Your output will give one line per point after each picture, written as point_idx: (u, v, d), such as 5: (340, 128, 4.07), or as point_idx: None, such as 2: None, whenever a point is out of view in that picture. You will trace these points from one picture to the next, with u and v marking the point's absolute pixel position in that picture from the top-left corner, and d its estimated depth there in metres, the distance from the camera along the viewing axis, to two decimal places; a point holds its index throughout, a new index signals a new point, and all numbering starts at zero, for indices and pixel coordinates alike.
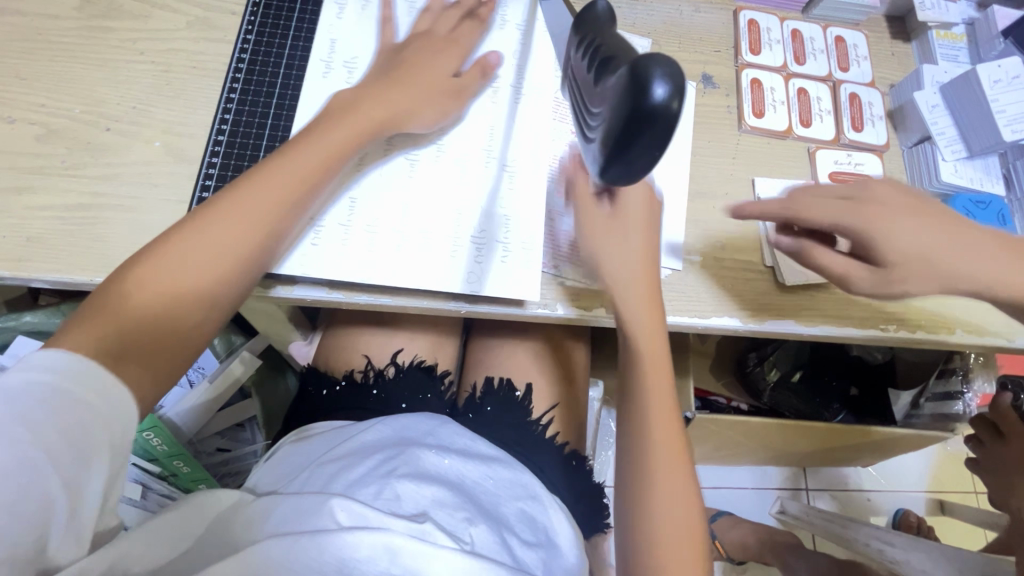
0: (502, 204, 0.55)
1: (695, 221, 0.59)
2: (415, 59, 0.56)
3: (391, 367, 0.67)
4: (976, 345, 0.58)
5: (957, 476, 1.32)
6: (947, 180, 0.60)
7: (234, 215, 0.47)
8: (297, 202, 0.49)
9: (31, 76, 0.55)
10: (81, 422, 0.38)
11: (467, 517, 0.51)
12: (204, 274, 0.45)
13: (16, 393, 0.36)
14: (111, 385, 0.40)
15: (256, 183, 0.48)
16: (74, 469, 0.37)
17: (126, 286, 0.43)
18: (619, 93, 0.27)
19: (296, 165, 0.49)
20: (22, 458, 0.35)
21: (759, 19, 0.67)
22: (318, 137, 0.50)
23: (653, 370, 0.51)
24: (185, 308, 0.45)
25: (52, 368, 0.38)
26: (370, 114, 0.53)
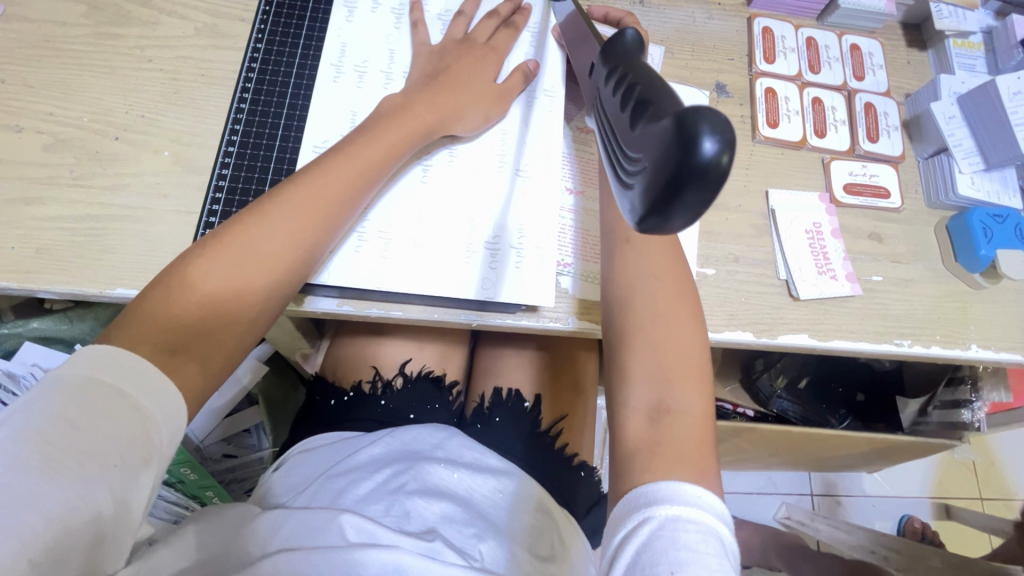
0: (516, 212, 0.54)
1: (707, 233, 0.58)
2: (454, 65, 0.55)
3: (399, 378, 0.67)
4: (992, 360, 0.57)
5: (962, 482, 1.31)
6: (965, 195, 0.59)
7: (287, 210, 0.45)
8: (352, 199, 0.48)
9: (38, 83, 0.54)
10: (130, 422, 0.35)
11: (476, 533, 0.51)
12: (264, 269, 0.44)
13: (66, 392, 0.35)
14: (167, 384, 0.38)
15: (316, 178, 0.47)
16: (122, 472, 0.35)
17: (184, 277, 0.42)
18: (659, 149, 0.20)
19: (350, 162, 0.48)
20: (66, 459, 0.33)
21: (773, 26, 0.66)
22: (373, 133, 0.50)
23: (684, 341, 0.47)
24: (242, 303, 0.44)
25: (101, 365, 0.36)
26: (420, 112, 0.52)
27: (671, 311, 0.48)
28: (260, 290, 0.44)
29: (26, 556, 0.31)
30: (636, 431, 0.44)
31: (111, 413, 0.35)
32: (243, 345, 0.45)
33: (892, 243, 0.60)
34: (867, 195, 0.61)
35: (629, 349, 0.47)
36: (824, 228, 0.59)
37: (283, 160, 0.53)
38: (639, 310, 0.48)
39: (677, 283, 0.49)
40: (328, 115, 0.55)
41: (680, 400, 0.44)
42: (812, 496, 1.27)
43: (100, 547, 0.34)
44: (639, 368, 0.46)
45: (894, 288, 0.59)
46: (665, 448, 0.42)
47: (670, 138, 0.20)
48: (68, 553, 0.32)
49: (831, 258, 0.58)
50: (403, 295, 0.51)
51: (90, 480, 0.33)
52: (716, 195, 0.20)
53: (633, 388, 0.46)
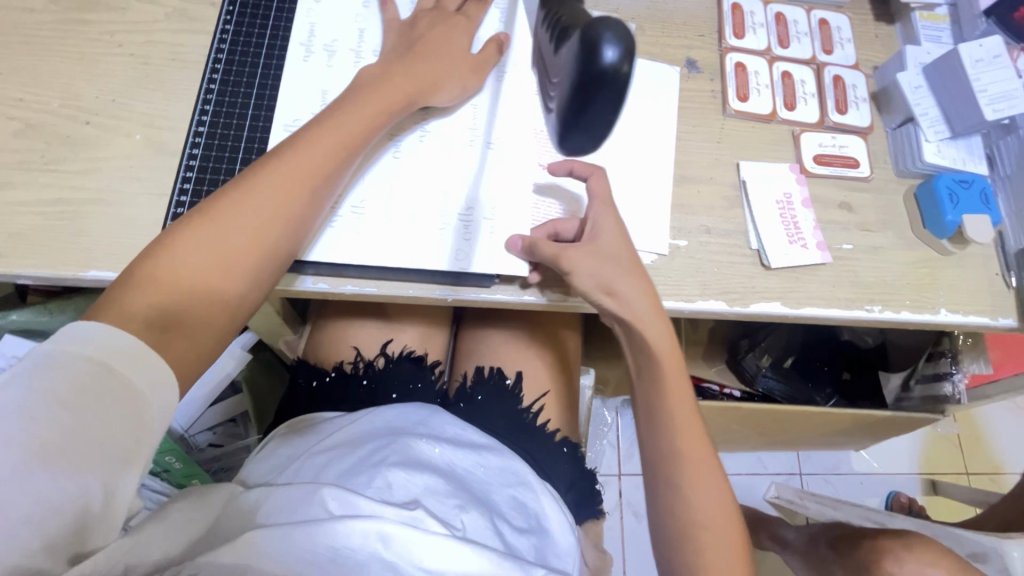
0: (488, 186, 0.54)
1: (679, 205, 0.59)
2: (426, 37, 0.55)
3: (380, 359, 0.67)
4: (961, 322, 0.58)
5: (948, 457, 1.33)
6: (930, 161, 0.61)
7: (271, 183, 0.46)
8: (334, 173, 0.48)
9: (7, 70, 0.54)
10: (119, 399, 0.36)
11: (459, 503, 0.51)
12: (249, 245, 0.44)
13: (53, 371, 0.35)
14: (154, 358, 0.38)
15: (300, 150, 0.47)
16: (111, 449, 0.35)
17: (169, 254, 0.42)
18: (569, 65, 0.27)
19: (331, 132, 0.48)
20: (55, 437, 0.33)
21: (742, 2, 0.67)
22: (352, 107, 0.50)
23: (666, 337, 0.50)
24: (229, 278, 0.44)
25: (87, 342, 0.36)
26: (399, 82, 0.52)
27: (683, 388, 0.51)
28: (250, 263, 0.44)
29: (15, 532, 0.31)
30: (699, 505, 0.49)
31: (93, 387, 0.35)
32: (234, 323, 0.45)
33: (862, 212, 0.61)
34: (836, 165, 0.62)
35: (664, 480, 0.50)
36: (794, 199, 0.60)
37: (255, 139, 0.54)
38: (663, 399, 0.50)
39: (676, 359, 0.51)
40: (298, 92, 0.55)
41: (705, 476, 0.49)
42: (801, 475, 1.29)
43: (92, 523, 0.34)
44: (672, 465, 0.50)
45: (864, 255, 0.60)
46: (703, 527, 0.49)
47: (579, 52, 0.26)
48: (61, 529, 0.33)
49: (802, 227, 0.59)
50: (380, 268, 0.51)
51: (79, 458, 0.34)
52: (620, 95, 0.27)
53: (681, 487, 0.49)
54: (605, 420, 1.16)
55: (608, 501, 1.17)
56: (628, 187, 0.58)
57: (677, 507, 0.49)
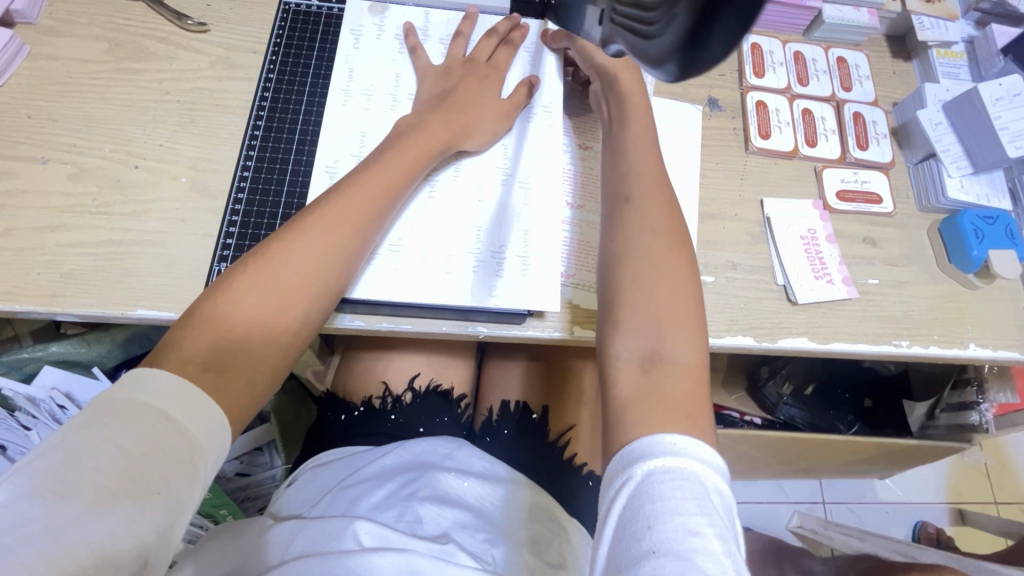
0: (520, 224, 0.56)
1: (705, 242, 0.60)
2: (461, 86, 0.58)
3: (408, 394, 0.68)
4: (991, 357, 0.58)
5: (975, 485, 1.30)
6: (954, 198, 0.61)
7: (320, 226, 0.48)
8: (378, 216, 0.51)
9: (63, 117, 0.57)
10: (177, 443, 0.37)
11: (488, 538, 0.52)
12: (299, 286, 0.47)
13: (119, 416, 0.36)
14: (208, 404, 0.40)
15: (347, 195, 0.50)
16: (167, 496, 0.36)
17: (226, 299, 0.45)
18: None
19: (377, 176, 0.51)
20: (116, 481, 0.34)
21: (761, 42, 0.69)
22: (395, 154, 0.53)
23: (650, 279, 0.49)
24: (282, 318, 0.46)
25: (150, 390, 0.38)
26: (438, 128, 0.55)
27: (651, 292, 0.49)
28: (301, 305, 0.47)
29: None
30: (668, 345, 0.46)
31: (152, 433, 0.36)
32: (282, 364, 0.47)
33: (887, 247, 0.62)
34: (859, 201, 0.63)
35: (629, 279, 0.49)
36: (819, 235, 0.61)
37: (296, 182, 0.56)
38: (642, 268, 0.49)
39: (669, 230, 0.51)
40: (338, 136, 0.57)
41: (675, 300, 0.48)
42: (824, 504, 1.27)
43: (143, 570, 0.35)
44: (632, 267, 0.49)
45: (890, 290, 0.60)
46: (662, 377, 0.45)
47: None
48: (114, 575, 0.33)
49: (827, 262, 0.60)
50: (415, 307, 0.53)
51: (137, 503, 0.34)
52: None
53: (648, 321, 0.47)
54: None
55: None
56: None
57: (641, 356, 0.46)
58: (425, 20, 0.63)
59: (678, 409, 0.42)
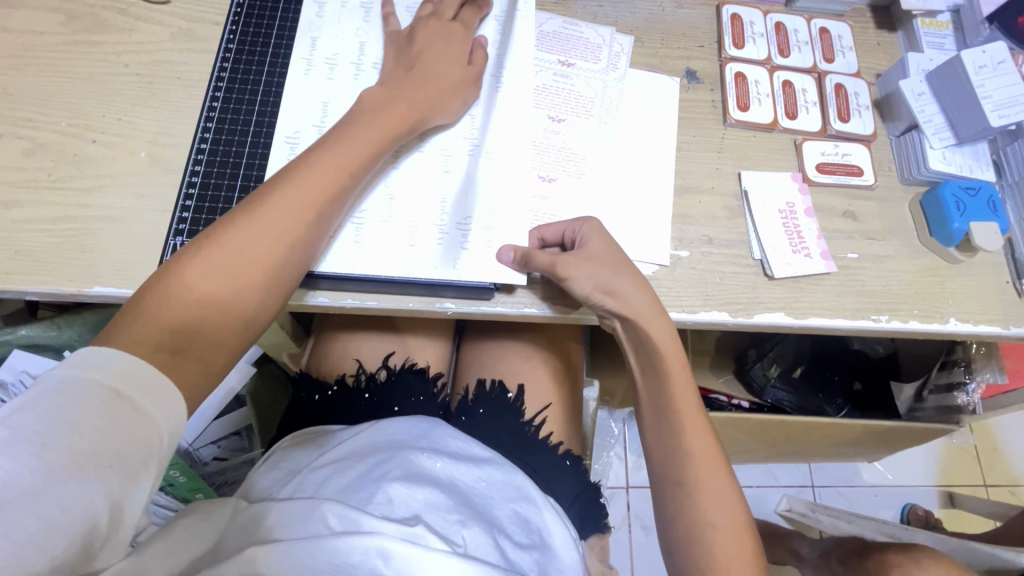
0: (488, 197, 0.55)
1: (680, 216, 0.58)
2: (425, 52, 0.55)
3: (382, 372, 0.67)
4: (972, 332, 0.57)
5: (965, 469, 1.30)
6: (936, 169, 0.60)
7: (279, 205, 0.46)
8: (342, 195, 0.49)
9: (18, 91, 0.55)
10: (137, 427, 0.36)
11: (460, 519, 0.50)
12: (257, 267, 0.45)
13: (69, 394, 0.35)
14: (165, 382, 0.39)
15: (308, 172, 0.48)
16: (121, 472, 0.35)
17: (181, 278, 0.43)
18: None
19: (340, 153, 0.49)
20: (64, 457, 0.33)
21: (741, 12, 0.67)
22: (358, 129, 0.50)
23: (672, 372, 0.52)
24: (239, 299, 0.44)
25: (102, 368, 0.37)
26: (405, 100, 0.53)
27: (691, 419, 0.51)
28: (259, 285, 0.45)
29: (27, 560, 0.30)
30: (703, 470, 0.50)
31: (111, 415, 0.35)
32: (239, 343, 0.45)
33: (867, 220, 0.61)
34: (839, 174, 0.62)
35: (661, 441, 0.52)
36: (797, 208, 0.60)
37: (255, 155, 0.54)
38: (667, 399, 0.51)
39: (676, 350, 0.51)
40: (299, 107, 0.56)
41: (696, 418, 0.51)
42: (813, 488, 1.26)
43: (100, 547, 0.34)
44: (660, 415, 0.52)
45: (870, 264, 0.59)
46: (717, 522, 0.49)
47: None
48: (69, 555, 0.32)
49: (805, 236, 0.58)
50: (378, 282, 0.52)
51: (88, 478, 0.33)
52: None
53: (694, 492, 0.49)
54: (611, 432, 1.15)
55: (615, 515, 1.15)
56: (627, 198, 0.58)
57: (686, 504, 0.49)
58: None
59: (730, 540, 0.48)
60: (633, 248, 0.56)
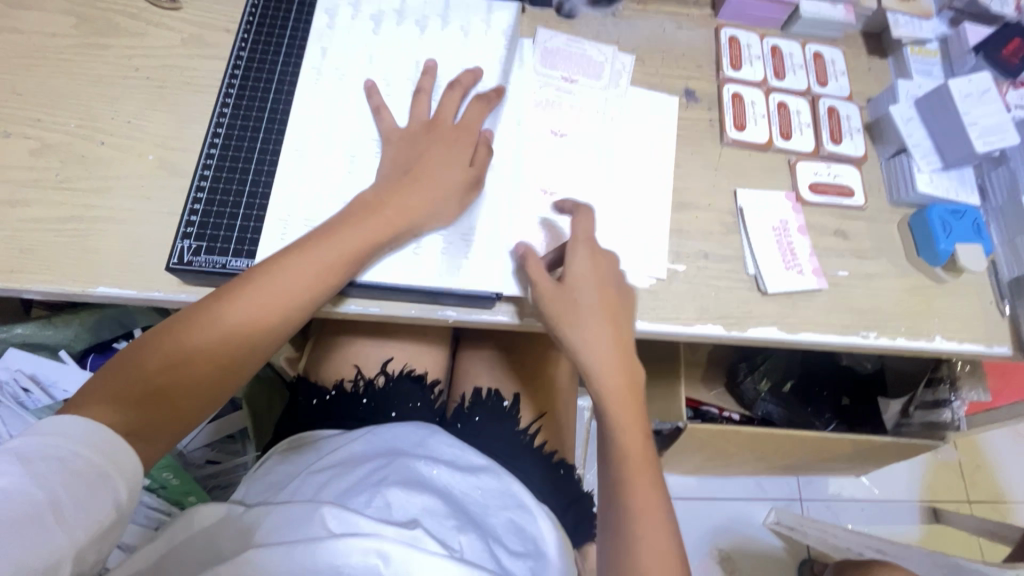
0: (491, 209, 0.56)
1: (676, 231, 0.60)
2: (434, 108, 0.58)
3: (381, 377, 0.68)
4: (956, 350, 0.59)
5: (950, 485, 1.32)
6: (924, 191, 0.62)
7: (276, 279, 0.47)
8: (358, 264, 0.50)
9: (27, 91, 0.56)
10: (106, 499, 0.38)
11: (457, 525, 0.51)
12: (241, 342, 0.46)
13: (23, 454, 0.36)
14: (126, 454, 0.40)
15: (311, 252, 0.48)
16: (82, 523, 0.37)
17: (174, 338, 0.44)
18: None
19: (349, 236, 0.50)
20: (23, 513, 0.34)
21: (739, 36, 0.69)
22: (373, 213, 0.51)
23: (585, 311, 0.51)
24: (211, 370, 0.45)
25: (61, 432, 0.38)
26: (423, 184, 0.53)
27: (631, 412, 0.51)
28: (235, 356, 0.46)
29: None
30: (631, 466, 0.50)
31: (86, 487, 0.37)
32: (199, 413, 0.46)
33: (857, 239, 0.62)
34: (832, 194, 0.64)
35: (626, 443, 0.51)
36: (790, 226, 0.62)
37: (264, 159, 0.55)
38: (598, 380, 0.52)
39: (619, 355, 0.52)
40: (311, 115, 0.57)
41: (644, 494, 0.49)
42: (801, 501, 1.28)
43: None
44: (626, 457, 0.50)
45: (860, 282, 0.61)
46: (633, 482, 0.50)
47: None
48: None
49: (798, 253, 0.60)
50: (382, 289, 0.53)
51: (49, 531, 0.35)
52: None
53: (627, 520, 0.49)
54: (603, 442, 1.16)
55: None
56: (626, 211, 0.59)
57: (621, 533, 0.49)
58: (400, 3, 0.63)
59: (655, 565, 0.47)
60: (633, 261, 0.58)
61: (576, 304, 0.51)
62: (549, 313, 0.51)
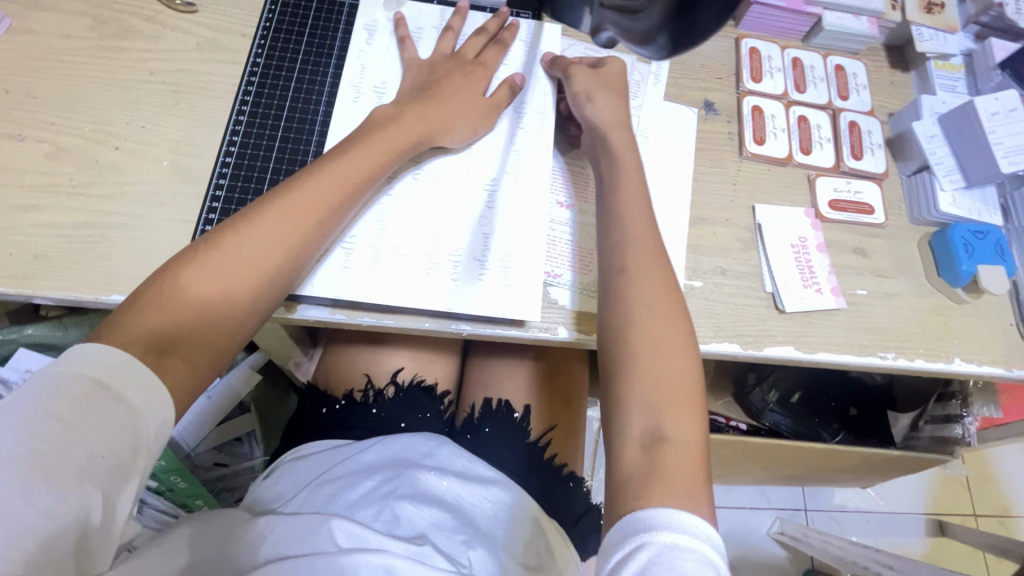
0: (507, 220, 0.56)
1: (693, 247, 0.59)
2: (444, 80, 0.58)
3: (390, 388, 0.67)
4: (975, 373, 0.58)
5: (956, 499, 1.31)
6: (947, 211, 0.61)
7: (275, 210, 0.47)
8: (341, 207, 0.49)
9: (42, 94, 0.55)
10: (117, 418, 0.37)
11: (466, 540, 0.51)
12: (252, 275, 0.45)
13: (53, 385, 0.36)
14: (150, 376, 0.39)
15: (307, 184, 0.48)
16: (111, 461, 0.36)
17: (176, 278, 0.43)
18: None
19: (343, 165, 0.50)
20: (50, 448, 0.34)
21: (760, 47, 0.68)
22: (366, 146, 0.52)
23: (618, 83, 0.59)
24: (228, 307, 0.44)
25: (89, 359, 0.38)
26: (415, 121, 0.54)
27: (661, 305, 0.48)
28: (248, 293, 0.45)
29: (19, 546, 0.32)
30: (666, 361, 0.46)
31: (93, 408, 0.36)
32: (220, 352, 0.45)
33: (876, 258, 0.62)
34: (851, 211, 0.63)
35: (651, 340, 0.47)
36: (809, 243, 0.61)
37: (280, 172, 0.55)
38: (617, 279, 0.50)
39: (654, 252, 0.50)
40: (338, 129, 0.57)
41: (669, 382, 0.45)
42: (806, 512, 1.27)
43: (92, 536, 0.35)
44: (652, 342, 0.46)
45: (878, 302, 0.60)
46: (666, 383, 0.45)
47: None
48: (60, 543, 0.34)
49: (816, 271, 0.59)
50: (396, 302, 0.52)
51: (78, 468, 0.35)
52: None
53: (655, 414, 0.44)
54: None
55: None
56: None
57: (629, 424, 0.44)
58: (439, 20, 0.63)
59: (682, 457, 0.42)
60: None
61: (607, 81, 0.59)
62: (580, 85, 0.58)
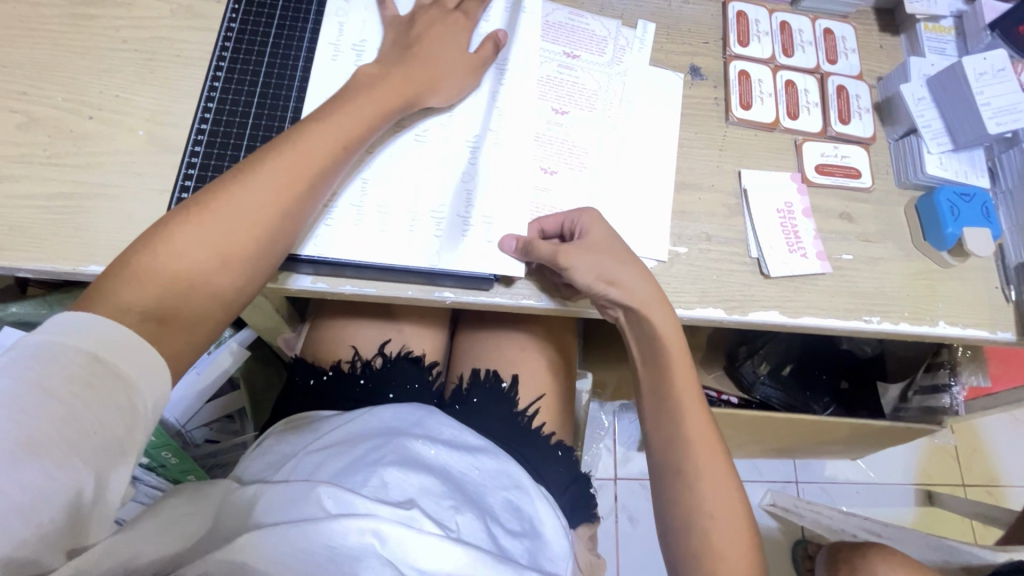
0: (488, 183, 0.55)
1: (678, 212, 0.59)
2: (425, 37, 0.56)
3: (378, 359, 0.67)
4: (959, 336, 0.58)
5: (945, 469, 1.33)
6: (933, 173, 0.60)
7: (266, 172, 0.46)
8: (330, 169, 0.49)
9: (12, 64, 0.54)
10: (113, 394, 0.36)
11: (454, 505, 0.51)
12: (250, 238, 0.45)
13: (46, 360, 0.35)
14: (139, 342, 0.39)
15: (297, 144, 0.48)
16: (104, 440, 0.36)
17: (172, 244, 0.43)
18: None
19: (333, 124, 0.49)
20: (44, 425, 0.34)
21: (747, 10, 0.67)
22: (357, 105, 0.51)
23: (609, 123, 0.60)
24: (228, 270, 0.44)
25: (80, 333, 0.37)
26: (402, 78, 0.53)
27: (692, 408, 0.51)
28: (247, 255, 0.45)
29: (12, 524, 0.32)
30: (706, 455, 0.50)
31: (86, 383, 0.36)
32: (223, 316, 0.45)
33: (863, 223, 0.61)
34: (838, 175, 0.62)
35: (691, 452, 0.50)
36: (795, 208, 0.60)
37: (258, 138, 0.54)
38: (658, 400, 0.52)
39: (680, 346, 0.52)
40: (317, 93, 0.56)
41: (716, 472, 0.50)
42: (797, 483, 1.29)
43: (85, 513, 0.35)
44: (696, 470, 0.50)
45: (864, 266, 0.60)
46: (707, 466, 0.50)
47: None
48: (53, 517, 0.34)
49: (802, 236, 0.59)
50: (378, 269, 0.52)
51: (70, 443, 0.35)
52: None
53: (707, 520, 0.49)
54: (602, 424, 1.14)
55: (602, 506, 1.16)
56: (630, 190, 0.58)
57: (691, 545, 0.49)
58: None
59: (735, 549, 0.48)
60: (633, 242, 0.57)
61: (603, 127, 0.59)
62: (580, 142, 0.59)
